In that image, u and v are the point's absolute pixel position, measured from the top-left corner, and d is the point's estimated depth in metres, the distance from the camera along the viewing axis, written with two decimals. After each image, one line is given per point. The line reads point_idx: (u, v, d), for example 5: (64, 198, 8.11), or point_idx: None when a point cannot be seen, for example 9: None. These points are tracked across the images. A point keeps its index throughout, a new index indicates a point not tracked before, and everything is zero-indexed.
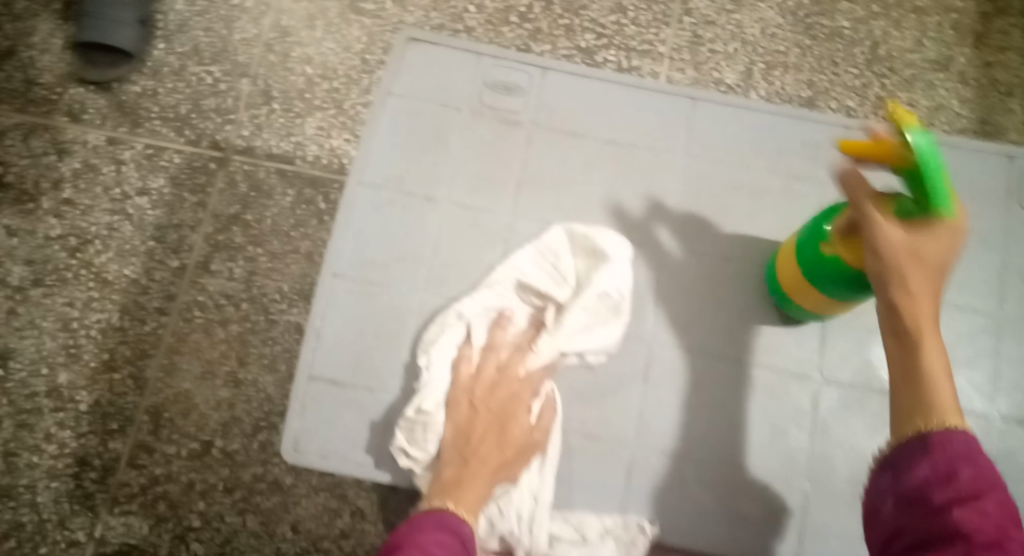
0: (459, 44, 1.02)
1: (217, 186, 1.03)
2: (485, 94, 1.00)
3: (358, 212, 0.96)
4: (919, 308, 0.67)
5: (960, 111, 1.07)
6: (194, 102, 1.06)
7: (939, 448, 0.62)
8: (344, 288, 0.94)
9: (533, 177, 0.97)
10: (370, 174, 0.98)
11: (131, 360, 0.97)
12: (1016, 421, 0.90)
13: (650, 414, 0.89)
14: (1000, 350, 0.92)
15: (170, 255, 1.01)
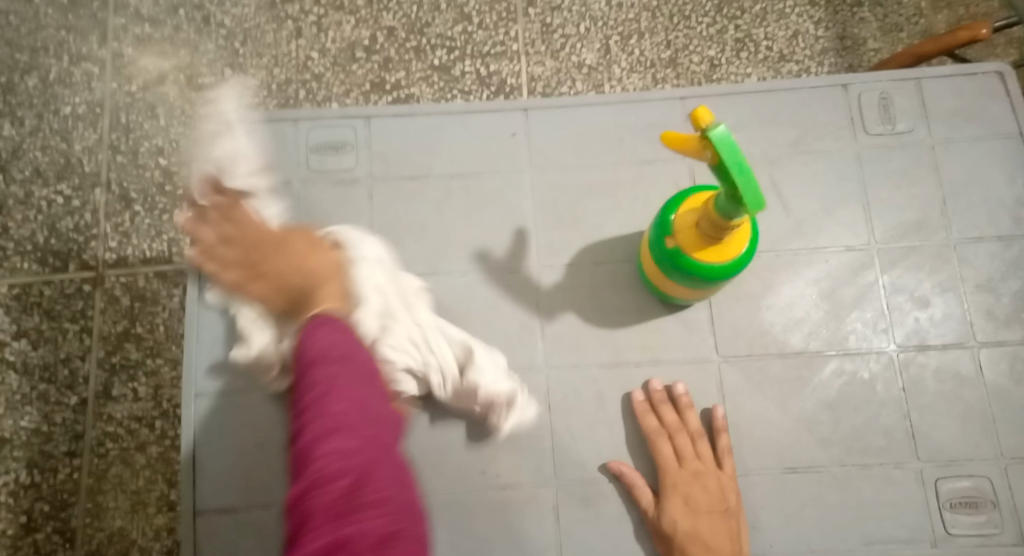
0: (272, 113, 0.77)
1: (97, 307, 0.97)
2: (313, 158, 0.76)
3: (206, 328, 0.73)
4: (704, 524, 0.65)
5: (818, 33, 1.07)
6: (50, 226, 1.00)
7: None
8: (212, 412, 0.71)
9: (388, 232, 0.74)
10: (213, 278, 0.74)
11: (53, 514, 0.91)
12: (917, 349, 0.71)
13: (574, 438, 0.69)
14: (886, 270, 0.73)
15: (65, 393, 0.94)
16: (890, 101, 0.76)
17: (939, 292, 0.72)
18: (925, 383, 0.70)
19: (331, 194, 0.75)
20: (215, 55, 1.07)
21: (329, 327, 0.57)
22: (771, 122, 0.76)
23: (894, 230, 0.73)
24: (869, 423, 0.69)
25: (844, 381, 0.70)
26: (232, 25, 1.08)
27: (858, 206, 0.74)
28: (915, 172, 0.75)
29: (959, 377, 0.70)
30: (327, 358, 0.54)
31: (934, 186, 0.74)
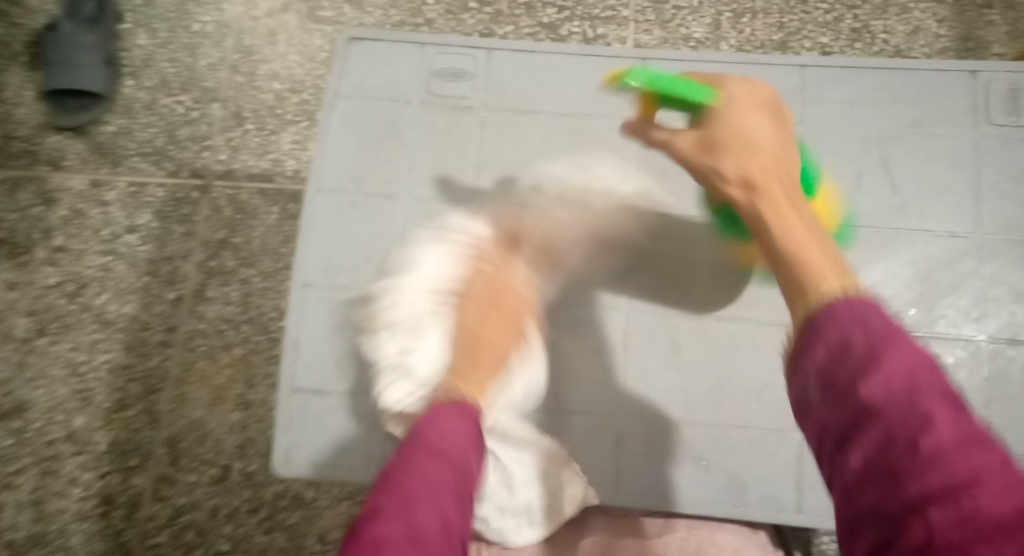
0: (401, 36, 0.89)
1: (203, 214, 1.04)
2: (434, 83, 0.87)
3: (323, 220, 0.85)
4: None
5: (939, 32, 1.04)
6: (169, 133, 1.07)
7: (825, 327, 0.47)
8: (314, 301, 0.83)
9: (491, 160, 0.85)
10: (331, 179, 0.85)
11: (142, 396, 0.99)
12: (1007, 342, 0.75)
13: None
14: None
15: (165, 288, 1.02)
16: (1017, 92, 0.79)
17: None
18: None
19: (445, 118, 0.87)
20: None
21: (448, 434, 0.56)
22: (869, 99, 0.81)
23: None
24: None
25: None
26: None
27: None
28: None
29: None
30: (442, 457, 0.53)
31: None
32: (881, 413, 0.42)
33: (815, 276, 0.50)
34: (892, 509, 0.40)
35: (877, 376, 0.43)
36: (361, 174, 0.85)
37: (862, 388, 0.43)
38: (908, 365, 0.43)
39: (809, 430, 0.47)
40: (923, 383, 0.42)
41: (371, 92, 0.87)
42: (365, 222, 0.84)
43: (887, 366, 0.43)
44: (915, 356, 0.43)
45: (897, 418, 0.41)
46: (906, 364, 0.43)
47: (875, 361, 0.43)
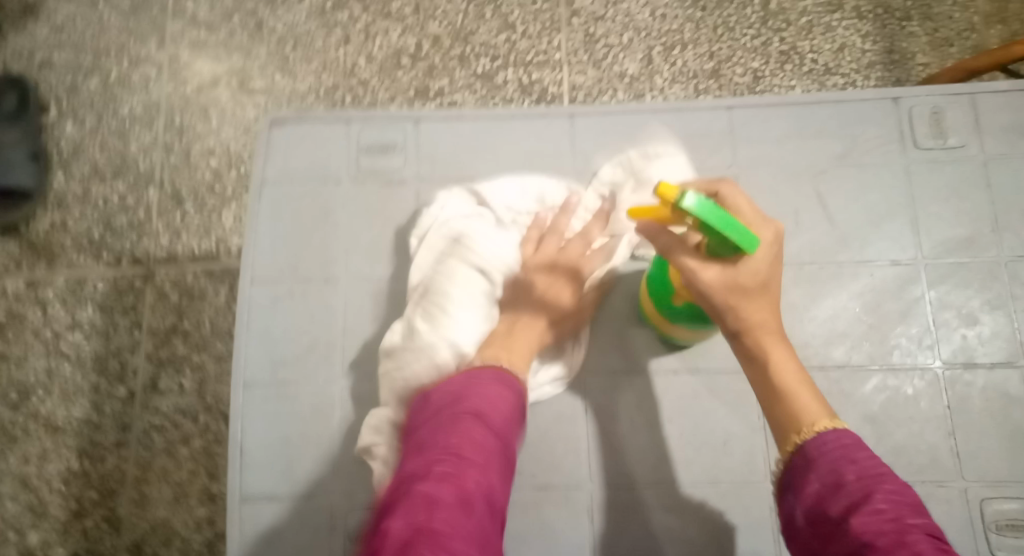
0: (326, 112, 0.79)
1: (148, 302, 1.00)
2: (365, 156, 0.78)
3: (258, 318, 0.74)
4: (760, 320, 0.56)
5: (863, 46, 1.06)
6: (106, 223, 1.04)
7: (819, 458, 0.52)
8: (259, 404, 0.72)
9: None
10: (264, 270, 0.75)
11: (100, 503, 0.94)
12: (964, 367, 0.70)
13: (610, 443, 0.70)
14: (933, 286, 0.72)
15: (115, 385, 0.98)
16: (941, 115, 0.75)
17: (987, 308, 0.71)
18: (970, 402, 0.69)
19: (380, 193, 0.77)
20: (266, 60, 1.10)
21: (495, 393, 0.61)
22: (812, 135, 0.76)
23: (946, 237, 0.73)
24: (911, 438, 0.69)
25: (886, 397, 0.70)
26: (284, 30, 1.11)
27: (905, 221, 0.73)
28: (962, 188, 0.74)
29: (1005, 395, 0.69)
30: (482, 418, 0.58)
31: (983, 202, 0.73)
32: (873, 545, 0.47)
33: (797, 405, 0.55)
34: None
35: (866, 508, 0.49)
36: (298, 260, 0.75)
37: (853, 520, 0.49)
38: (895, 498, 0.49)
39: (807, 554, 0.52)
40: (909, 520, 0.48)
41: (300, 173, 0.77)
42: (308, 312, 0.74)
43: (876, 502, 0.49)
44: (899, 493, 0.49)
45: (886, 545, 0.47)
46: (893, 498, 0.49)
47: (867, 497, 0.49)
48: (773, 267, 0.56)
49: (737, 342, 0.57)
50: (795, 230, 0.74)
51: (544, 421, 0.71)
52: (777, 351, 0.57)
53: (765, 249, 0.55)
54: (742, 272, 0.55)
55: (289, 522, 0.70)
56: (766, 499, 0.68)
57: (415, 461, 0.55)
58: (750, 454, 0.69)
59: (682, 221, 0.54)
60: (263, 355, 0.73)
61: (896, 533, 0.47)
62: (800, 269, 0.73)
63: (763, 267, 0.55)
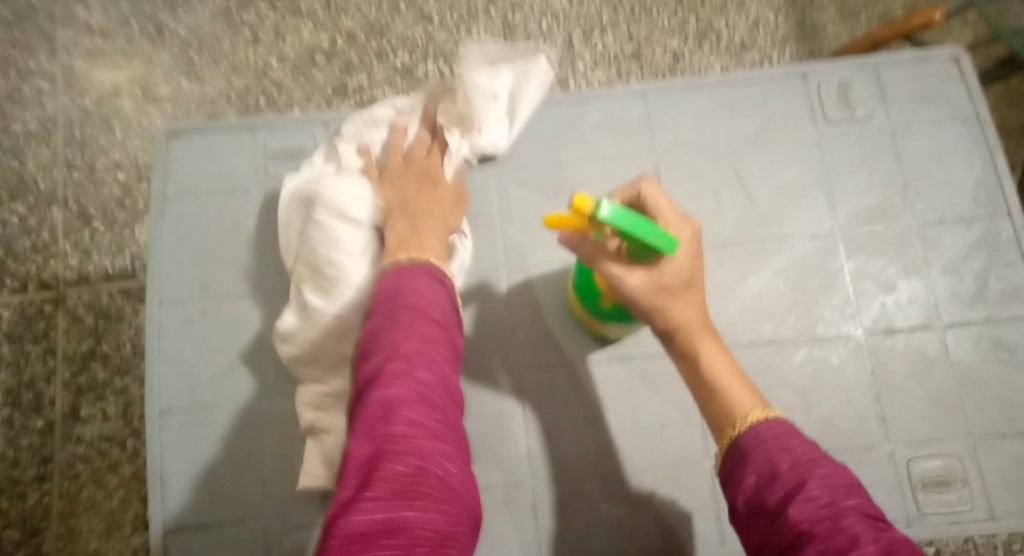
0: (226, 122, 0.77)
1: (61, 327, 0.95)
2: (271, 166, 0.76)
3: (167, 340, 0.71)
4: (688, 318, 0.57)
5: (777, 21, 1.07)
6: (7, 246, 0.97)
7: (754, 450, 0.51)
8: (178, 428, 0.69)
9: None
10: (171, 290, 0.72)
11: (24, 540, 0.89)
12: (887, 333, 0.71)
13: (549, 437, 0.69)
14: (852, 256, 0.73)
15: (31, 417, 0.92)
16: (849, 88, 0.77)
17: (904, 275, 0.73)
18: (894, 367, 0.71)
19: None
20: (170, 66, 1.05)
21: (429, 288, 0.55)
22: (724, 115, 0.77)
23: (864, 209, 0.74)
24: (840, 407, 0.70)
25: (815, 368, 0.71)
26: (187, 34, 1.06)
27: (821, 194, 0.75)
28: (872, 157, 0.75)
29: (928, 357, 0.71)
30: (421, 312, 0.53)
31: (894, 170, 0.75)
32: (811, 533, 0.46)
33: (730, 400, 0.55)
34: None
35: (802, 497, 0.48)
36: (208, 276, 0.73)
37: (790, 510, 0.48)
38: (829, 480, 0.49)
39: (743, 537, 0.52)
40: (844, 502, 0.47)
41: (203, 187, 0.75)
42: (225, 328, 0.72)
43: (811, 489, 0.48)
44: (832, 475, 0.49)
45: (821, 531, 0.46)
46: (827, 481, 0.49)
47: (801, 484, 0.49)
48: (694, 263, 0.56)
49: (668, 340, 0.58)
50: (717, 209, 0.74)
51: (480, 423, 0.70)
52: (708, 347, 0.57)
53: (686, 246, 0.55)
54: (664, 271, 0.55)
55: (218, 547, 0.67)
56: (703, 483, 0.68)
57: (384, 391, 0.48)
58: (686, 437, 0.69)
59: (599, 229, 0.53)
60: (175, 380, 0.70)
61: (833, 518, 0.46)
62: (725, 249, 0.73)
63: (686, 264, 0.56)
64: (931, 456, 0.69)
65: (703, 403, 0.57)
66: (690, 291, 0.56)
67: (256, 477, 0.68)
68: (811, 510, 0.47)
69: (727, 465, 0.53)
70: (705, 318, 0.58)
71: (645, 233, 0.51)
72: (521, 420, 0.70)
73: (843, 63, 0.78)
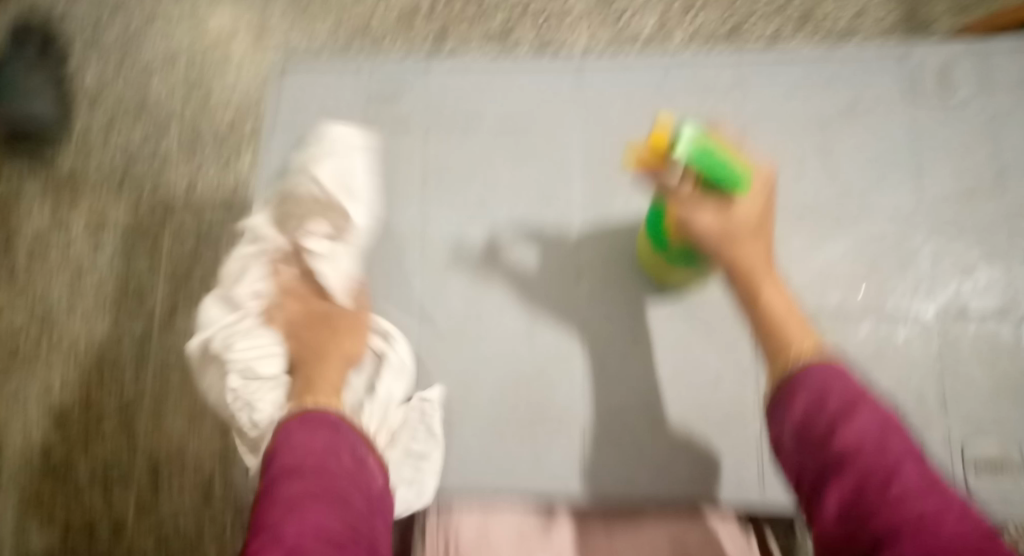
0: (340, 59, 0.82)
1: (166, 242, 1.03)
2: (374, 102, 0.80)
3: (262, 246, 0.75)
4: (756, 260, 0.59)
5: (881, 10, 1.05)
6: (127, 164, 1.07)
7: (807, 378, 0.53)
8: None
9: (444, 174, 0.78)
10: None
11: (118, 426, 0.98)
12: (956, 316, 0.71)
13: (608, 382, 0.72)
14: (930, 237, 0.73)
15: (134, 318, 1.01)
16: (950, 70, 0.76)
17: (986, 260, 0.72)
18: (962, 346, 0.71)
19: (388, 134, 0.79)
20: (284, 10, 1.11)
21: (305, 436, 0.57)
22: (818, 87, 0.77)
23: (949, 191, 0.74)
24: (900, 383, 0.70)
25: (878, 342, 0.71)
26: None
27: (906, 174, 0.75)
28: (966, 141, 0.75)
29: (997, 343, 0.70)
30: (320, 471, 0.55)
31: (986, 158, 0.74)
32: (855, 458, 0.49)
33: (789, 336, 0.57)
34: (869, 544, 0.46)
35: (852, 423, 0.50)
36: None
37: (837, 433, 0.50)
38: (877, 412, 0.51)
39: (781, 458, 0.54)
40: (890, 435, 0.50)
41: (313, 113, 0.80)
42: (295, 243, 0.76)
43: (859, 417, 0.51)
44: (879, 409, 0.51)
45: (868, 459, 0.49)
46: (875, 413, 0.51)
47: (850, 413, 0.51)
48: (762, 209, 0.59)
49: (734, 280, 0.60)
50: (798, 175, 0.75)
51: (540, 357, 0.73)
52: (770, 290, 0.59)
53: (757, 191, 0.58)
54: (744, 209, 0.58)
55: None
56: (751, 441, 0.70)
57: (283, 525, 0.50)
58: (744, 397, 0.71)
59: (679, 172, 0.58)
60: None
61: (880, 446, 0.49)
62: (800, 218, 0.74)
63: (756, 206, 0.58)
64: (988, 441, 0.68)
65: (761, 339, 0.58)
66: (761, 235, 0.60)
67: None
68: (857, 436, 0.50)
69: (778, 391, 0.55)
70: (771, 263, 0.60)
71: (721, 172, 0.56)
72: (579, 357, 0.73)
73: (944, 42, 0.77)
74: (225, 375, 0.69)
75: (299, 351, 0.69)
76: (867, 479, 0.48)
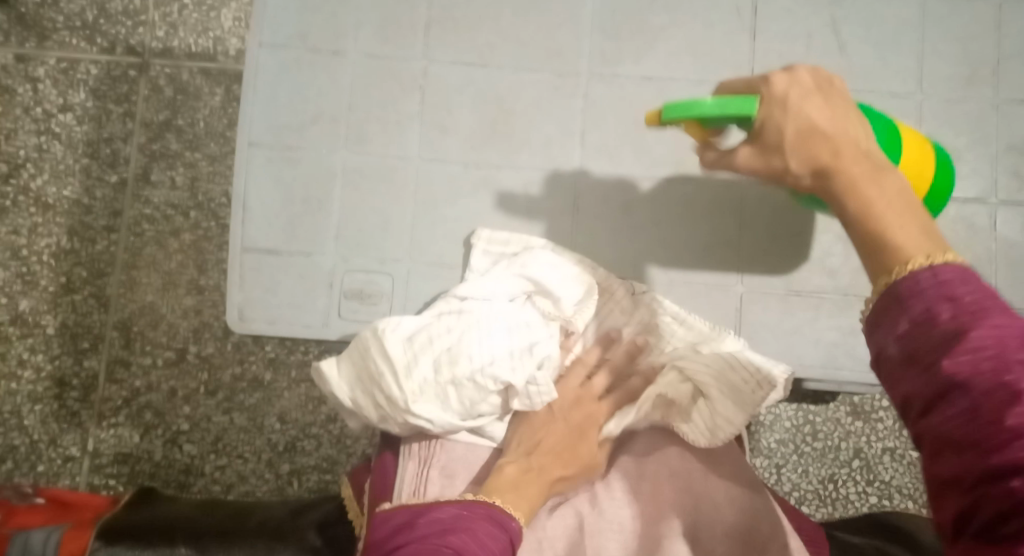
0: None
1: (141, 94, 0.99)
2: None
3: (264, 80, 0.79)
4: (851, 170, 0.53)
5: None
6: (99, 6, 1.00)
7: (910, 297, 0.43)
8: (262, 161, 0.78)
9: (444, 22, 0.80)
10: (271, 35, 0.79)
11: (89, 280, 0.96)
12: None
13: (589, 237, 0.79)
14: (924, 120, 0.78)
15: (107, 171, 0.98)
16: None
17: (972, 147, 0.78)
18: (937, 228, 0.77)
19: None
20: None
21: (483, 531, 0.58)
22: None
23: (945, 79, 0.78)
24: None
25: None
26: None
27: (910, 56, 0.79)
28: (975, 29, 0.79)
29: (972, 227, 0.77)
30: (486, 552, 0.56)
31: (993, 46, 0.78)
32: (968, 385, 0.39)
33: (897, 249, 0.47)
34: (977, 480, 0.37)
35: (963, 347, 0.40)
36: (307, 29, 0.79)
37: (944, 360, 0.40)
38: (1003, 329, 0.40)
39: (885, 383, 0.44)
40: (1016, 356, 0.39)
41: None
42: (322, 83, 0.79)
43: (975, 337, 0.40)
44: (1006, 325, 0.40)
45: (983, 391, 0.38)
46: (999, 330, 0.40)
47: (961, 333, 0.40)
48: (833, 121, 0.55)
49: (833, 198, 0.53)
50: (805, 53, 0.79)
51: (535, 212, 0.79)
52: (870, 193, 0.51)
53: (788, 115, 0.56)
54: (813, 114, 0.55)
55: (289, 274, 0.78)
56: (729, 302, 0.78)
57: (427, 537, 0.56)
58: (728, 249, 0.78)
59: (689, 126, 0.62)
60: (269, 116, 0.78)
61: (996, 359, 0.39)
62: None
63: (790, 122, 0.56)
64: None
65: (866, 261, 0.49)
66: (837, 137, 0.55)
67: (320, 230, 0.78)
68: (969, 360, 0.39)
69: (886, 294, 0.44)
70: (876, 173, 0.52)
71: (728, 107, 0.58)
72: (560, 212, 0.79)
73: None
74: (389, 385, 0.69)
75: (462, 401, 0.70)
76: (976, 407, 0.38)
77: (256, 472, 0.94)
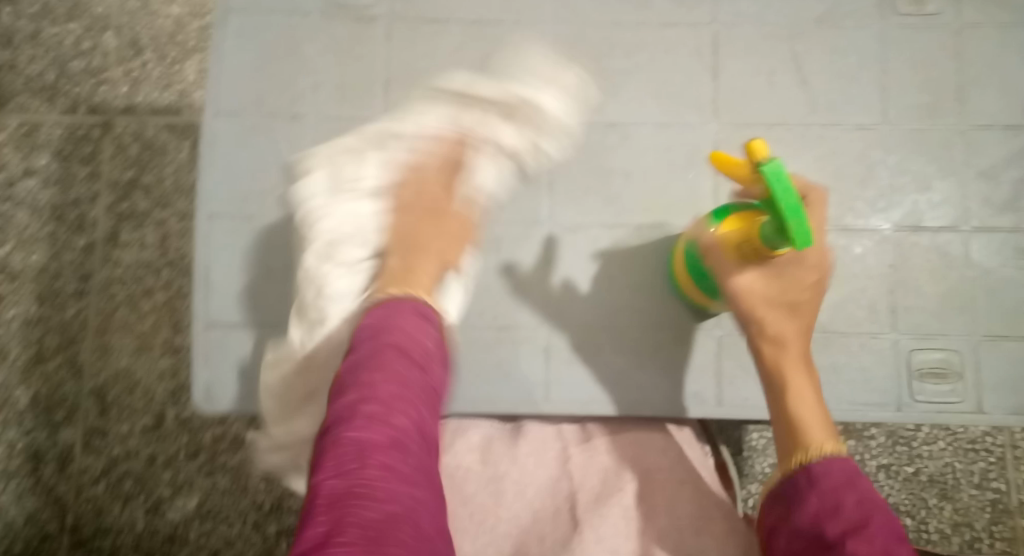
0: None
1: (106, 153, 0.97)
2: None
3: (221, 147, 0.76)
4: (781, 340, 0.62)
5: None
6: (60, 66, 0.98)
7: (823, 478, 0.56)
8: (224, 231, 0.75)
9: (404, 74, 0.78)
10: (227, 102, 0.77)
11: (61, 348, 0.94)
12: (912, 230, 0.75)
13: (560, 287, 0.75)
14: (895, 151, 0.76)
15: (75, 235, 0.96)
16: None
17: (941, 176, 0.76)
18: (913, 261, 0.75)
19: (349, 28, 0.79)
20: None
21: (411, 329, 0.58)
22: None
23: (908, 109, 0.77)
24: (855, 296, 0.74)
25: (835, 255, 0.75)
26: None
27: (875, 86, 0.77)
28: (936, 56, 0.78)
29: (948, 257, 0.75)
30: (407, 352, 0.55)
31: (953, 71, 0.77)
32: None
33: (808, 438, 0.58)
34: None
35: (860, 531, 0.52)
36: (264, 94, 0.77)
37: (848, 539, 0.52)
38: (889, 526, 0.53)
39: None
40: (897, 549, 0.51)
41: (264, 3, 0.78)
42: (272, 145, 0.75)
43: (869, 525, 0.52)
44: (891, 522, 0.53)
45: None
46: (887, 524, 0.53)
47: (861, 521, 0.53)
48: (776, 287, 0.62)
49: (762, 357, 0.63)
50: (770, 88, 0.77)
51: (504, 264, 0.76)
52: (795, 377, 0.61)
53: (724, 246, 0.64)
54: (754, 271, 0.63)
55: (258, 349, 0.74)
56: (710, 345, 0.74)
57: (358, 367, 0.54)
58: None
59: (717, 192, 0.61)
60: (226, 186, 0.76)
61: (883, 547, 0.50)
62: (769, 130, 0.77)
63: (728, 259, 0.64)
64: (931, 349, 0.74)
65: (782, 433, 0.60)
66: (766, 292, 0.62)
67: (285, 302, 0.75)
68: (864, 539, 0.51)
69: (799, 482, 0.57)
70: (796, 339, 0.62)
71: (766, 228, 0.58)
72: (528, 262, 0.76)
73: None
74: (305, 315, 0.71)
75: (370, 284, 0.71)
76: None
77: (242, 535, 0.91)
